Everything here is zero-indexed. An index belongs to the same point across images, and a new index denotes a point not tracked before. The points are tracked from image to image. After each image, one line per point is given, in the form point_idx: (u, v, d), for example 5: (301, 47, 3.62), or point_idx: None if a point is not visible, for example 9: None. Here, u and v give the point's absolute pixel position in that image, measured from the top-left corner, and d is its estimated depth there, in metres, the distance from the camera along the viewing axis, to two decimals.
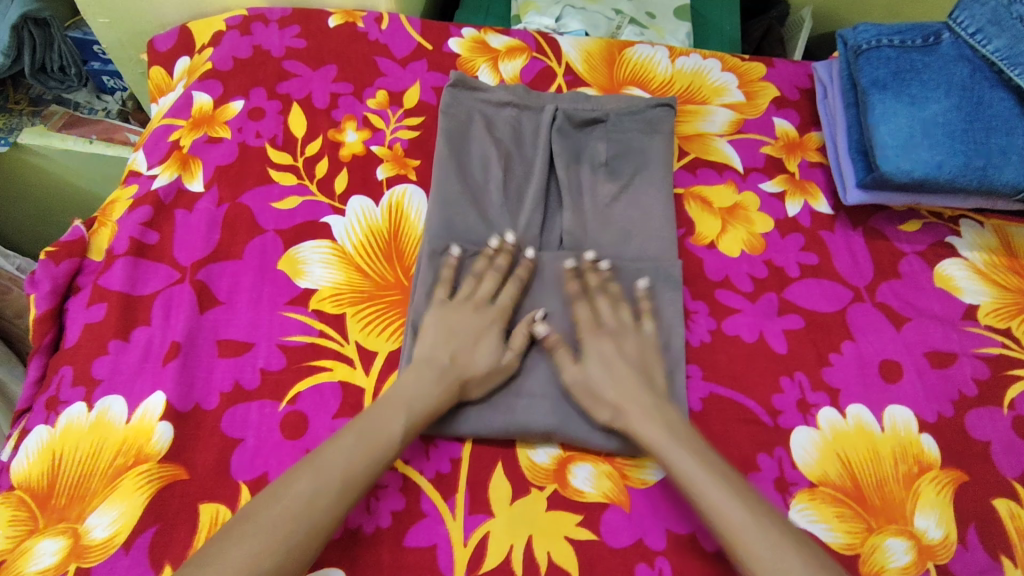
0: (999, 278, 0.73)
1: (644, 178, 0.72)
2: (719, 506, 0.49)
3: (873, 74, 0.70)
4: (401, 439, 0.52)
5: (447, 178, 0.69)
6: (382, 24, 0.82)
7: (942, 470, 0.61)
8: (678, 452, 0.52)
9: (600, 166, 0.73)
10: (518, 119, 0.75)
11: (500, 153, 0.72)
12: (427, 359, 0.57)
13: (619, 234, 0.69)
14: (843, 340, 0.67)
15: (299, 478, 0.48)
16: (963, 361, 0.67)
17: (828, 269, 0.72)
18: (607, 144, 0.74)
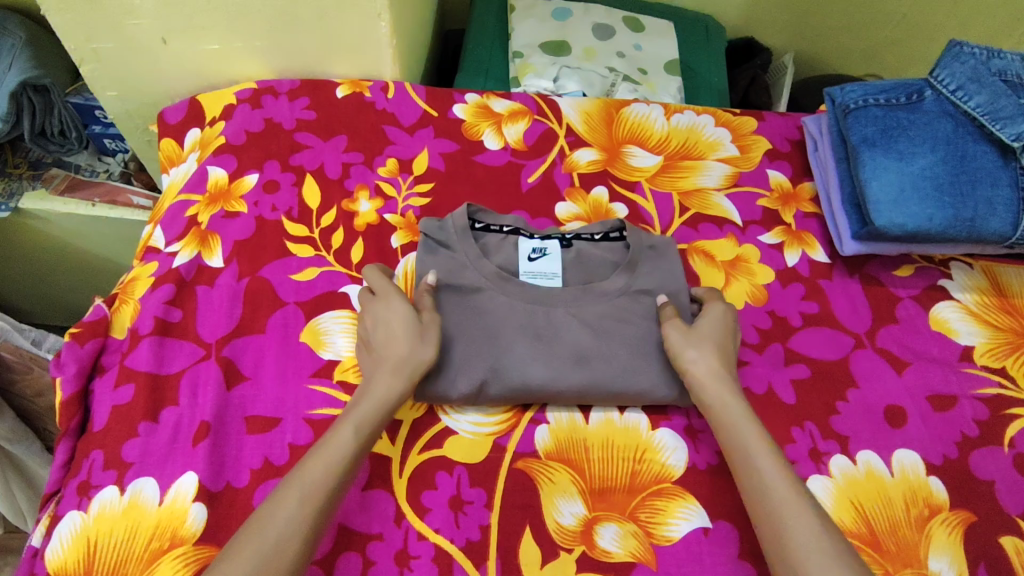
0: (992, 319, 0.76)
1: (631, 339, 0.66)
2: (783, 486, 0.53)
3: (862, 132, 0.74)
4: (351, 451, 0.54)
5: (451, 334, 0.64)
6: (389, 93, 0.85)
7: (950, 511, 0.63)
8: (750, 431, 0.57)
9: (613, 291, 0.69)
10: (503, 241, 0.72)
11: (494, 286, 0.67)
12: (404, 360, 0.59)
13: (646, 373, 0.65)
14: (848, 388, 0.69)
15: (285, 497, 0.50)
16: (964, 402, 0.70)
17: (829, 317, 0.74)
18: (607, 262, 0.72)
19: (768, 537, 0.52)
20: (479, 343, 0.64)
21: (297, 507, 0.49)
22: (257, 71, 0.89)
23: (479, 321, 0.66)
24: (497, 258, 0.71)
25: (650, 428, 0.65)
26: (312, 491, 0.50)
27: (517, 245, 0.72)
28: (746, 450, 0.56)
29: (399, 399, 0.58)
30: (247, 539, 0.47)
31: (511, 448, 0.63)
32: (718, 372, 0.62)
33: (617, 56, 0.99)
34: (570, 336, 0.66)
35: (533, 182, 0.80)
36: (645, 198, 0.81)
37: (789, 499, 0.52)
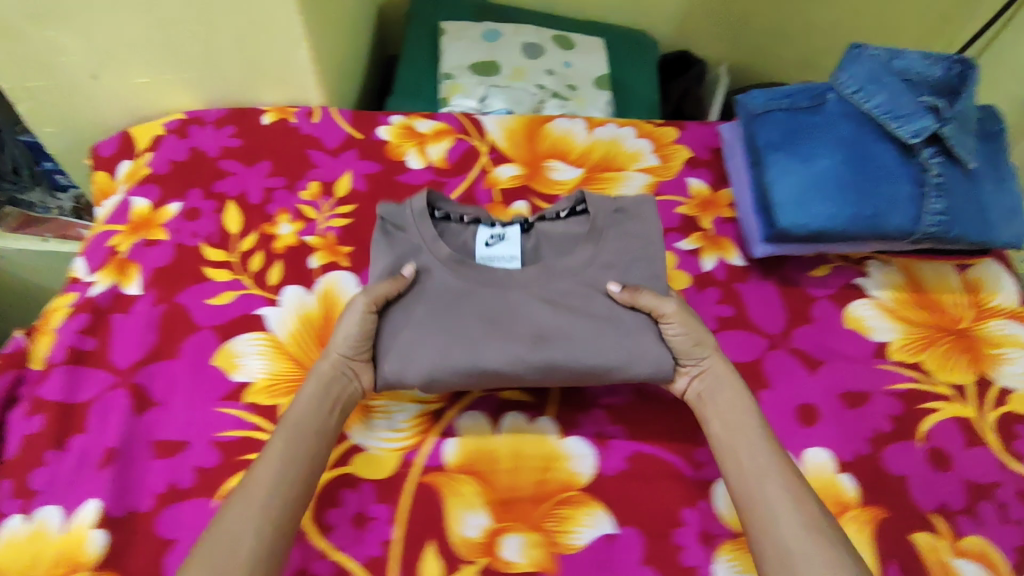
0: (908, 315, 0.77)
1: (601, 316, 0.63)
2: (778, 475, 0.55)
3: (766, 137, 0.76)
4: (280, 455, 0.54)
5: (405, 318, 0.63)
6: (314, 118, 0.86)
7: (861, 509, 0.63)
8: (756, 425, 0.60)
9: (576, 267, 0.65)
10: (462, 229, 0.71)
11: (448, 269, 0.65)
12: (333, 369, 0.61)
13: (616, 350, 0.62)
14: (761, 389, 0.70)
15: (243, 497, 0.51)
16: (878, 399, 0.70)
17: (744, 319, 0.75)
18: (572, 236, 0.70)
19: (755, 517, 0.54)
20: (443, 325, 0.62)
21: (257, 509, 0.51)
22: (187, 102, 0.91)
23: (442, 307, 0.63)
24: (452, 242, 0.69)
25: (559, 436, 0.65)
26: (275, 491, 0.52)
27: (476, 232, 0.70)
28: (745, 436, 0.59)
29: (319, 394, 0.59)
30: (211, 534, 0.49)
31: (419, 462, 0.63)
32: (723, 375, 0.63)
33: (546, 73, 1.01)
34: (528, 316, 0.63)
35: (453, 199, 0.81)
36: None
37: (786, 487, 0.54)
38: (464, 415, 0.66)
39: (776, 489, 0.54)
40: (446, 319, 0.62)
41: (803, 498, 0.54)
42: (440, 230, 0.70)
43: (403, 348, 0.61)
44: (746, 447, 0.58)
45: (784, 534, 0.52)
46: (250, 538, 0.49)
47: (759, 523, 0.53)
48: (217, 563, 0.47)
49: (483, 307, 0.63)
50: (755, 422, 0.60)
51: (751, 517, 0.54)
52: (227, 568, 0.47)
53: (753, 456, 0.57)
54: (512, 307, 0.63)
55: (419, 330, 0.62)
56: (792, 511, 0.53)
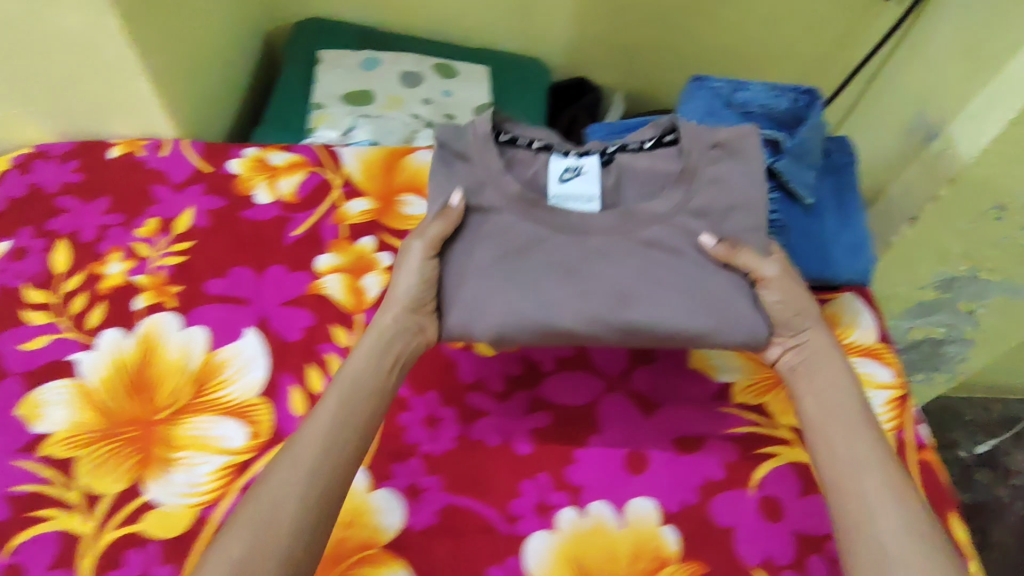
0: (756, 353, 0.74)
1: (671, 266, 0.61)
2: (872, 469, 0.55)
3: None
4: (330, 425, 0.55)
5: (490, 263, 0.62)
6: (163, 151, 0.84)
7: (680, 564, 0.60)
8: (847, 404, 0.60)
9: (663, 213, 0.64)
10: (533, 158, 0.69)
11: (514, 209, 0.64)
12: (387, 328, 0.62)
13: (662, 307, 0.60)
14: (589, 435, 0.67)
15: (276, 471, 0.51)
16: (712, 444, 0.67)
17: (584, 359, 0.73)
18: (659, 175, 0.67)
19: (846, 510, 0.54)
20: (490, 278, 0.61)
21: (301, 473, 0.51)
22: (39, 136, 0.88)
23: (511, 260, 0.62)
24: (518, 175, 0.67)
25: (366, 488, 0.62)
26: (321, 458, 0.53)
27: (549, 163, 0.68)
28: (846, 425, 0.58)
29: (371, 359, 0.60)
30: (243, 509, 0.50)
31: (214, 519, 0.60)
32: (825, 348, 0.64)
33: (422, 103, 0.99)
34: (608, 273, 0.61)
35: (297, 235, 0.79)
36: None
37: (889, 476, 0.54)
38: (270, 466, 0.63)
39: (873, 481, 0.54)
40: (533, 280, 0.60)
41: (908, 494, 0.53)
42: (508, 159, 0.67)
43: (489, 297, 0.60)
44: (839, 431, 0.58)
45: (886, 541, 0.51)
46: (287, 517, 0.49)
47: (846, 520, 0.53)
48: (243, 545, 0.47)
49: (554, 261, 0.61)
50: (848, 403, 0.60)
51: (842, 517, 0.53)
52: (258, 547, 0.47)
53: (849, 446, 0.57)
54: (617, 263, 0.61)
55: (466, 285, 0.61)
56: (897, 501, 0.52)
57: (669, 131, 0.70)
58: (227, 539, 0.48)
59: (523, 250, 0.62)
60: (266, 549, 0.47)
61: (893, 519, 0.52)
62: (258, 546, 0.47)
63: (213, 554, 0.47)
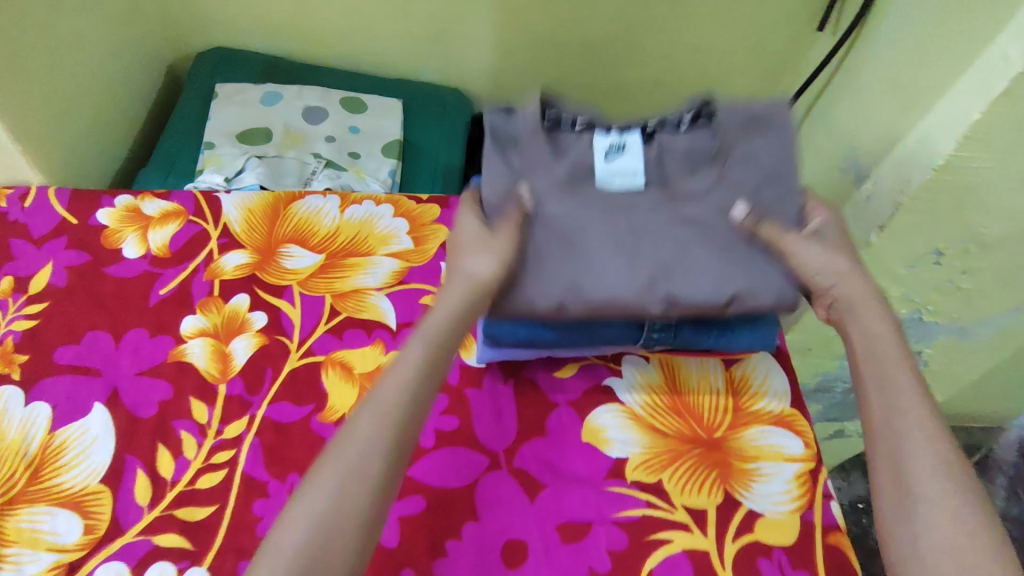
0: (656, 423, 0.68)
1: (722, 246, 0.58)
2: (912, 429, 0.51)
3: None
4: (412, 389, 0.52)
5: (547, 244, 0.58)
6: (26, 202, 0.78)
7: None
8: (890, 350, 0.54)
9: (701, 191, 0.60)
10: (577, 139, 0.61)
11: (564, 190, 0.59)
12: (466, 276, 0.57)
13: (709, 278, 0.57)
14: (464, 522, 0.61)
15: (367, 428, 0.49)
16: (599, 531, 0.61)
17: (467, 434, 0.66)
18: (693, 151, 0.61)
19: (883, 481, 0.50)
20: (552, 256, 0.57)
21: (383, 437, 0.49)
22: None
23: (562, 240, 0.58)
24: (569, 151, 0.60)
25: None
26: (389, 424, 0.50)
27: (593, 141, 0.60)
28: (886, 377, 0.53)
29: (462, 309, 0.56)
30: (297, 499, 0.47)
31: None
32: (869, 288, 0.58)
33: (325, 140, 0.94)
34: (654, 248, 0.57)
35: (164, 293, 0.73)
36: (291, 303, 0.73)
37: (921, 435, 0.50)
38: (102, 566, 0.57)
39: (911, 437, 0.50)
40: (636, 244, 0.57)
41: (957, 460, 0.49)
42: (552, 134, 0.60)
43: (539, 279, 0.57)
44: (877, 371, 0.54)
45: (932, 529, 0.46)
46: (366, 497, 0.47)
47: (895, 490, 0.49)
48: (316, 520, 0.46)
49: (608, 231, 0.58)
50: (896, 350, 0.55)
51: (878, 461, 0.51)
52: (327, 529, 0.45)
53: (888, 392, 0.53)
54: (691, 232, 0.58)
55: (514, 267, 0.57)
56: (933, 472, 0.48)
57: (708, 112, 0.63)
58: (289, 523, 0.46)
59: (632, 221, 0.58)
60: (334, 535, 0.45)
61: (933, 482, 0.48)
62: (325, 529, 0.45)
63: (273, 542, 0.45)
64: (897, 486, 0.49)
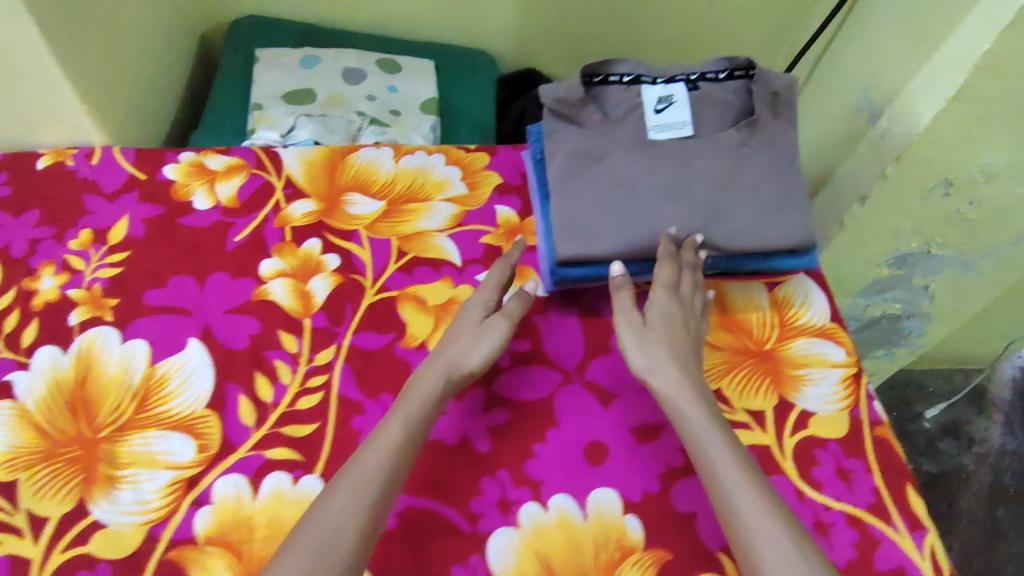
0: (711, 340, 0.74)
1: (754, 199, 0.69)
2: (721, 457, 0.55)
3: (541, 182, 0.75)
4: (404, 440, 0.57)
5: (658, 193, 0.68)
6: (93, 159, 0.81)
7: (646, 551, 0.61)
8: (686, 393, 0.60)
9: (728, 147, 0.69)
10: (626, 92, 0.71)
11: (638, 150, 0.69)
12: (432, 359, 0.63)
13: (743, 223, 0.68)
14: (547, 429, 0.67)
15: (348, 481, 0.53)
16: (670, 431, 0.67)
17: (539, 354, 0.72)
18: (725, 109, 0.71)
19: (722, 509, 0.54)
20: (628, 208, 0.67)
21: (353, 497, 0.52)
22: None
23: (636, 190, 0.68)
24: (616, 112, 0.70)
25: None
26: (372, 480, 0.54)
27: (643, 92, 0.70)
28: (687, 416, 0.58)
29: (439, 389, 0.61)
30: (311, 517, 0.51)
31: (166, 536, 0.58)
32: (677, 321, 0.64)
33: (366, 99, 0.97)
34: (701, 197, 0.68)
35: (239, 240, 0.77)
36: (361, 246, 0.78)
37: (728, 467, 0.55)
38: (221, 478, 0.61)
39: (728, 463, 0.55)
40: (688, 194, 0.68)
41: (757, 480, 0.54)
42: (598, 93, 0.71)
43: (603, 225, 0.67)
44: (694, 402, 0.59)
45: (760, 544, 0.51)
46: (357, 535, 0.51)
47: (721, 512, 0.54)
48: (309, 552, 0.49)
49: (660, 188, 0.68)
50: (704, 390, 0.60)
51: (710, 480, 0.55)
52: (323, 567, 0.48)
53: (706, 429, 0.57)
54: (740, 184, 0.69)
55: (592, 215, 0.68)
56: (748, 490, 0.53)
57: (741, 69, 0.72)
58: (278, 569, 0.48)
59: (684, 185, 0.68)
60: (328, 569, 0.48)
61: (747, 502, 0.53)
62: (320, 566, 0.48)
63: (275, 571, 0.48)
64: (724, 512, 0.53)
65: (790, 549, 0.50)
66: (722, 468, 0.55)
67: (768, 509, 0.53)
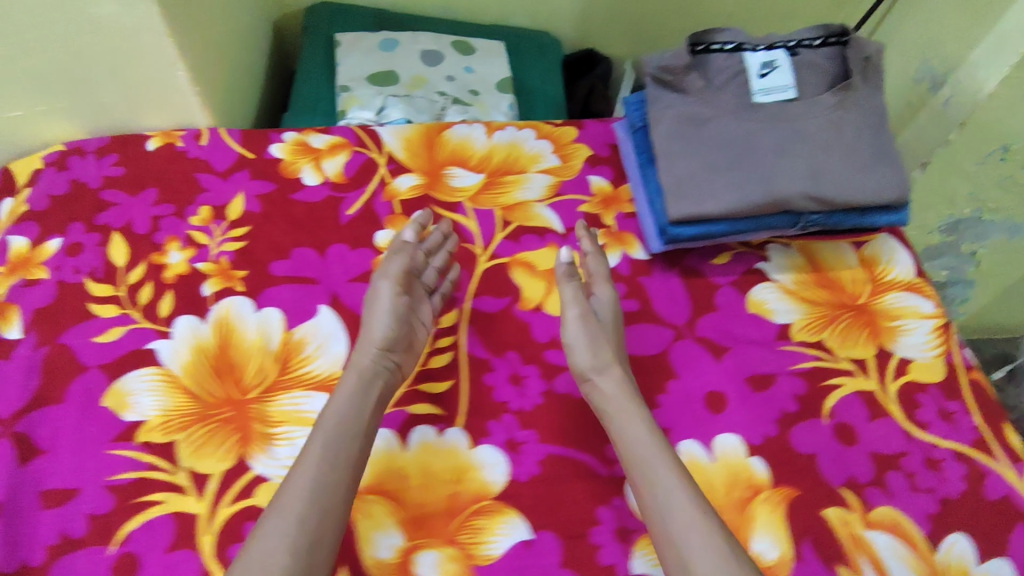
0: (808, 296, 0.78)
1: (852, 159, 0.72)
2: (658, 465, 0.59)
3: (643, 151, 0.78)
4: (357, 453, 0.58)
5: (761, 154, 0.71)
6: (202, 140, 0.83)
7: (773, 489, 0.64)
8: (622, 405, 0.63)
9: (825, 110, 0.73)
10: (729, 60, 0.74)
11: (740, 114, 0.72)
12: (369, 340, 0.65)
13: (844, 180, 0.71)
14: (668, 380, 0.70)
15: (300, 487, 0.54)
16: (782, 380, 0.71)
17: (649, 312, 0.75)
18: (822, 74, 0.74)
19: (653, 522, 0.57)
20: (731, 170, 0.71)
21: (293, 516, 0.52)
22: (67, 132, 0.86)
23: (740, 153, 0.71)
24: (719, 79, 0.73)
25: (469, 446, 0.65)
26: (332, 488, 0.55)
27: (746, 60, 0.73)
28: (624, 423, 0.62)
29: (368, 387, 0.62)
30: (265, 524, 0.52)
31: None
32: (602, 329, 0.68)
33: (446, 80, 1.00)
34: (802, 157, 0.71)
35: (352, 214, 0.80)
36: (467, 217, 0.81)
37: (669, 479, 0.58)
38: None
39: (665, 471, 0.58)
40: (789, 154, 0.71)
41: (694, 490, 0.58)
42: (701, 61, 0.74)
43: (710, 187, 0.71)
44: (624, 412, 0.63)
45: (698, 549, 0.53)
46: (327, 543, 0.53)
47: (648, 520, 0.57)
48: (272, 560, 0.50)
49: (761, 149, 0.71)
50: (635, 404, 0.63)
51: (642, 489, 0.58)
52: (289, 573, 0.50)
53: (636, 436, 0.61)
54: (838, 145, 0.72)
55: (698, 177, 0.71)
56: (685, 497, 0.56)
57: (835, 36, 0.75)
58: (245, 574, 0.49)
59: (783, 147, 0.71)
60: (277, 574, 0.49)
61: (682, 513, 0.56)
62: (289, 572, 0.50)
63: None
64: (656, 519, 0.56)
65: (722, 547, 0.53)
66: (658, 474, 0.58)
67: (698, 507, 0.56)
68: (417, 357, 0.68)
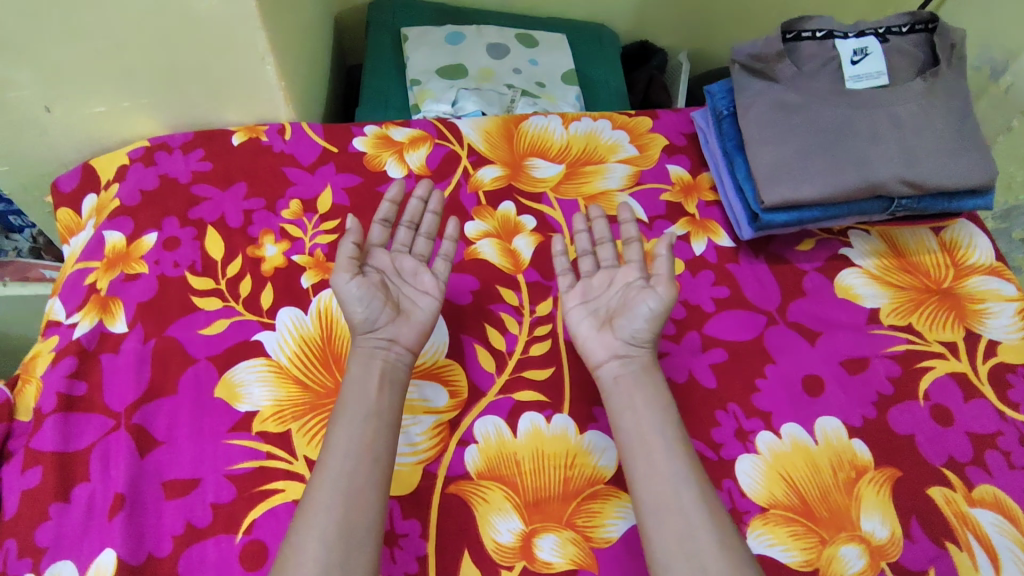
0: (892, 280, 0.79)
1: (943, 142, 0.72)
2: (670, 450, 0.58)
3: (732, 139, 0.79)
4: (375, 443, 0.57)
5: (852, 138, 0.72)
6: (286, 135, 0.84)
7: (877, 470, 0.65)
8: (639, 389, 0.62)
9: (916, 95, 0.74)
10: (819, 47, 0.75)
11: (831, 100, 0.74)
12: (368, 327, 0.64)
13: (937, 163, 0.71)
14: (765, 365, 0.71)
15: (322, 487, 0.54)
16: (876, 363, 0.72)
17: (740, 299, 0.76)
18: (913, 60, 0.75)
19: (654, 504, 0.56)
20: (822, 154, 0.72)
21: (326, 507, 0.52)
22: (150, 129, 0.86)
23: (830, 137, 0.72)
24: (810, 65, 0.75)
25: (577, 432, 0.66)
26: (360, 475, 0.55)
27: (837, 46, 0.75)
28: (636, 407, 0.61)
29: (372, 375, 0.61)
30: (297, 522, 0.52)
31: (442, 473, 0.63)
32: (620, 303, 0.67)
33: (513, 72, 1.01)
34: (894, 141, 0.72)
35: None
36: (551, 207, 0.82)
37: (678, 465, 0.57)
38: (480, 420, 0.66)
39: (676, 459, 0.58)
40: (880, 139, 0.72)
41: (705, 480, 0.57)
42: (791, 49, 0.76)
43: (803, 169, 0.72)
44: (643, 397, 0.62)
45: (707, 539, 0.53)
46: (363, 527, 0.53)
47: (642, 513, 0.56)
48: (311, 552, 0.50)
49: (851, 135, 0.72)
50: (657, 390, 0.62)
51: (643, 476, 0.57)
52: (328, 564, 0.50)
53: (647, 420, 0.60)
54: (928, 128, 0.73)
55: (791, 160, 0.72)
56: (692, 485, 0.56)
57: (925, 22, 0.76)
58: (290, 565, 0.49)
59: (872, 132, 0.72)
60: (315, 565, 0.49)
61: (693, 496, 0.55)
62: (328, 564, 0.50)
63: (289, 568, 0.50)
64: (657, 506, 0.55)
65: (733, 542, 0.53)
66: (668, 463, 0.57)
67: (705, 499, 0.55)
68: (419, 326, 0.66)
